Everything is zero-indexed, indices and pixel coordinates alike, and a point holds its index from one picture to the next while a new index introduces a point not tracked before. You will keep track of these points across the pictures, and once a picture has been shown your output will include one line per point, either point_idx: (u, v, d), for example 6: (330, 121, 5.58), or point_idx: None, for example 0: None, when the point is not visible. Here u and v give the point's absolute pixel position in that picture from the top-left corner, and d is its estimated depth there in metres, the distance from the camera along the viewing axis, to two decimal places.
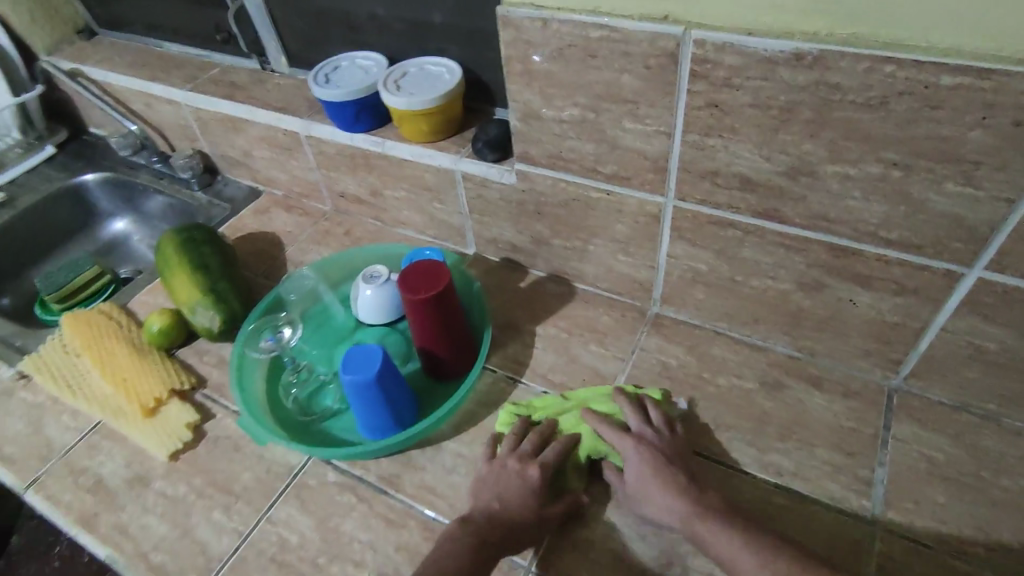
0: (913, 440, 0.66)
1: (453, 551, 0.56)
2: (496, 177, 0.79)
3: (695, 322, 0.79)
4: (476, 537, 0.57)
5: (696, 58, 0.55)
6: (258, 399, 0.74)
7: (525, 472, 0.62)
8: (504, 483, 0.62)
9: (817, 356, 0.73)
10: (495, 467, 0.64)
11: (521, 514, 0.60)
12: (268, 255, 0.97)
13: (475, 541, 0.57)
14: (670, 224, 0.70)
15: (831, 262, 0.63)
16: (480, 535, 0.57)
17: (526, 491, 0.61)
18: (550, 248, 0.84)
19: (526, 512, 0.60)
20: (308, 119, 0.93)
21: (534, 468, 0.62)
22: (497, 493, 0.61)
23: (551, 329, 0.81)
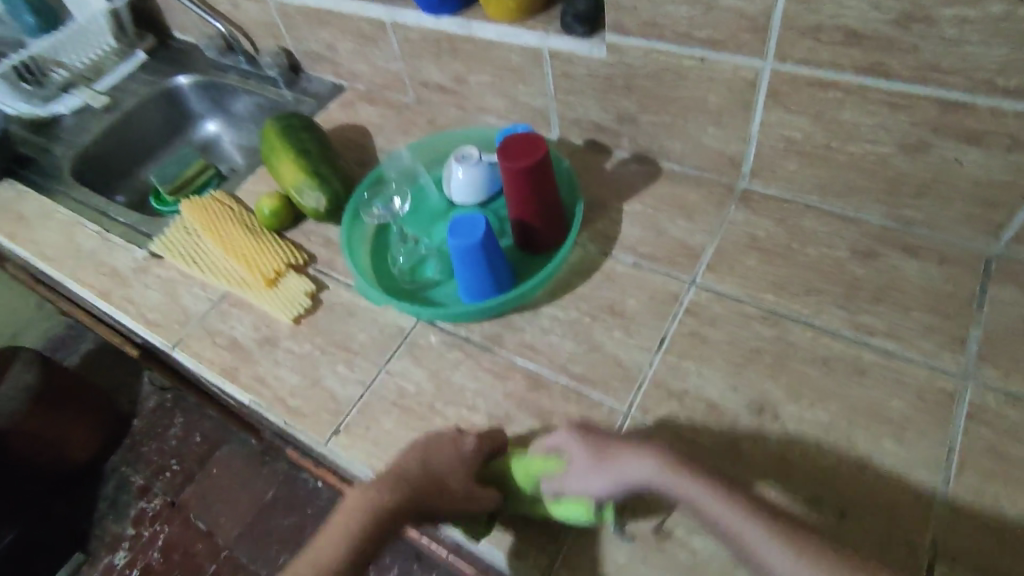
0: (1010, 301, 0.66)
1: (357, 519, 0.59)
2: (586, 52, 0.79)
3: (784, 196, 0.79)
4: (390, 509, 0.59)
5: None
6: (367, 269, 0.81)
7: (458, 442, 0.62)
8: (442, 449, 0.62)
9: (913, 225, 0.73)
10: (436, 436, 0.63)
11: (423, 486, 0.60)
12: (358, 145, 1.01)
13: (391, 510, 0.59)
14: (767, 89, 0.70)
15: (939, 118, 0.62)
16: (398, 505, 0.59)
17: (450, 468, 0.61)
18: (637, 126, 0.84)
19: (439, 479, 0.60)
20: (391, 6, 0.94)
21: (470, 439, 0.62)
22: (426, 462, 0.61)
23: (638, 206, 0.84)
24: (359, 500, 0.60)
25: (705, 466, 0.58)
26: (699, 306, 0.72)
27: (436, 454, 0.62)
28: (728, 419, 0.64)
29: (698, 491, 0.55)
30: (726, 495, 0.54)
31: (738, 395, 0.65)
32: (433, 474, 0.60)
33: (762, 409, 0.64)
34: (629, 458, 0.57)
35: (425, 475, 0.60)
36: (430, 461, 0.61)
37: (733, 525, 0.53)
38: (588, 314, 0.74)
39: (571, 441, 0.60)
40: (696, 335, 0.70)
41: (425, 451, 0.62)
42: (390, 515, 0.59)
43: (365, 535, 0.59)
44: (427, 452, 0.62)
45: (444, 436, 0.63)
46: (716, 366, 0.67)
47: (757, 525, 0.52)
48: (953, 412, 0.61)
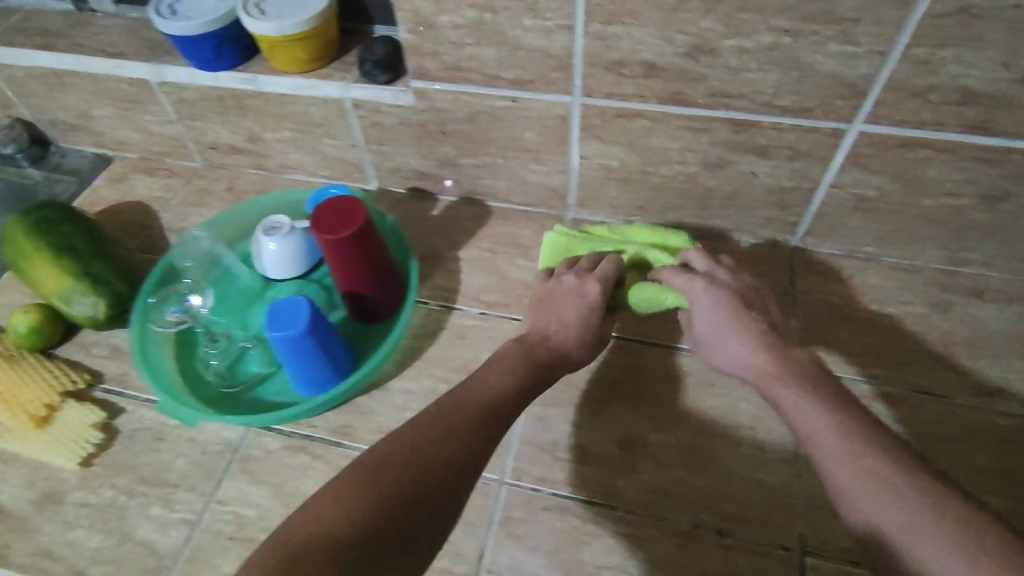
0: (814, 290, 0.74)
1: (489, 373, 0.55)
2: (392, 100, 0.74)
3: (611, 221, 0.81)
4: (523, 359, 0.57)
5: None
6: (172, 380, 0.68)
7: (584, 287, 0.61)
8: (568, 304, 0.60)
9: (724, 233, 0.78)
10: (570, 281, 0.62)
11: (547, 359, 0.58)
12: (141, 226, 0.86)
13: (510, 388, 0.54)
14: (580, 123, 0.70)
15: (733, 138, 0.66)
16: (524, 379, 0.55)
17: (581, 315, 0.60)
18: (458, 169, 0.81)
19: (579, 340, 0.59)
20: (156, 63, 0.80)
21: (593, 287, 0.61)
22: (557, 325, 0.60)
23: (475, 251, 0.80)
24: (505, 350, 0.58)
25: (811, 373, 0.53)
26: None
27: (567, 310, 0.60)
28: (601, 463, 0.62)
29: (783, 386, 0.52)
30: (835, 408, 0.49)
31: (607, 433, 0.64)
32: (564, 337, 0.59)
33: (632, 443, 0.63)
34: (737, 342, 0.57)
35: (547, 341, 0.59)
36: (554, 334, 0.59)
37: (794, 412, 0.50)
38: (444, 380, 0.69)
39: (709, 301, 0.59)
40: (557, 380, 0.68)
41: (543, 309, 0.61)
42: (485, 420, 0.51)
43: (434, 421, 0.49)
44: (553, 310, 0.60)
45: (572, 288, 0.61)
46: (582, 408, 0.66)
47: (811, 403, 0.50)
48: None
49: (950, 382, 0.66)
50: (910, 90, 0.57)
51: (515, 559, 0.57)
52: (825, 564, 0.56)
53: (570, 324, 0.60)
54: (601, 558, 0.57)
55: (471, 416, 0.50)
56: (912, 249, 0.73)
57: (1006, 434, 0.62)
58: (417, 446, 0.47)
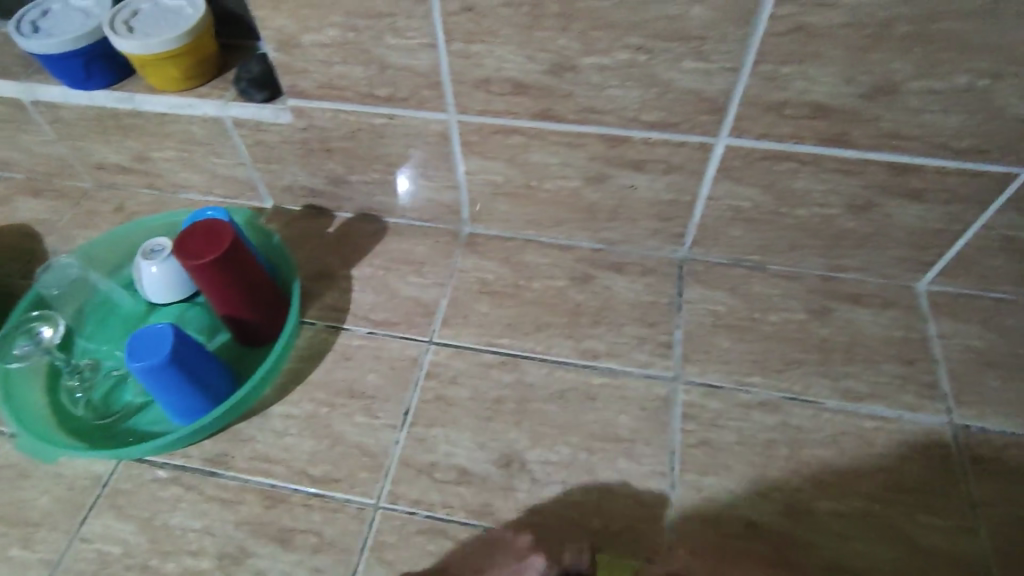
0: (700, 299, 0.75)
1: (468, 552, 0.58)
2: (271, 118, 0.73)
3: (505, 234, 0.81)
4: None
5: None
6: (39, 415, 0.65)
7: (533, 554, 0.56)
8: (506, 570, 0.55)
9: (615, 245, 0.79)
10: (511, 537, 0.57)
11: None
12: (23, 251, 0.83)
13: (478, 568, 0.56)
14: (459, 140, 0.70)
15: (608, 152, 0.67)
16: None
17: (519, 574, 0.54)
18: (350, 186, 0.80)
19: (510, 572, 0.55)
20: (26, 81, 0.77)
21: (539, 562, 0.55)
22: (477, 570, 0.56)
23: (367, 269, 0.79)
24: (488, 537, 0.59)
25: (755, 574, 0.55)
26: (440, 366, 0.70)
27: (498, 574, 0.55)
28: (478, 483, 0.62)
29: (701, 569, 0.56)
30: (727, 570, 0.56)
31: (486, 452, 0.64)
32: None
33: (511, 461, 0.63)
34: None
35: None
36: (492, 566, 0.56)
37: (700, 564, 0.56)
38: (326, 403, 0.68)
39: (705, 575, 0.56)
40: (440, 399, 0.68)
41: (490, 553, 0.57)
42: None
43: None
44: (501, 561, 0.56)
45: (523, 544, 0.57)
46: (463, 428, 0.66)
47: (725, 565, 0.56)
48: (669, 415, 0.66)
49: (823, 388, 0.68)
50: (765, 105, 0.58)
51: None
52: None
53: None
54: None
55: (439, 572, 0.56)
56: (792, 256, 0.75)
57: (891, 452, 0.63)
58: (421, 573, 0.57)
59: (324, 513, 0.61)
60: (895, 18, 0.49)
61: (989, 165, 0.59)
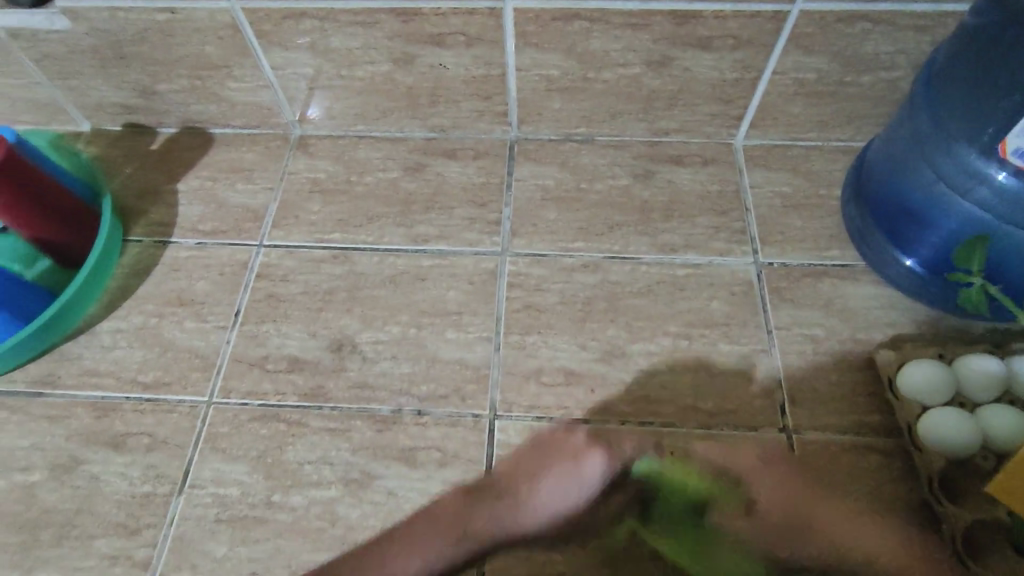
0: (531, 176, 0.76)
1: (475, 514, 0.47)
2: (47, 26, 0.67)
3: (337, 133, 0.79)
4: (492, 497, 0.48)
5: None
6: None
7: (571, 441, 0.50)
8: (558, 470, 0.48)
9: (446, 132, 0.78)
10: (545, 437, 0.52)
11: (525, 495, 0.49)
12: None
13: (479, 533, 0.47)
14: (252, 30, 0.67)
15: (404, 29, 0.66)
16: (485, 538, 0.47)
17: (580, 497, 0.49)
18: (162, 97, 0.76)
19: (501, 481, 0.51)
20: None
21: (597, 462, 0.47)
22: (533, 475, 0.49)
23: (194, 181, 0.77)
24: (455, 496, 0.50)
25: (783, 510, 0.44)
26: (270, 267, 0.70)
27: (556, 479, 0.48)
28: (310, 368, 0.64)
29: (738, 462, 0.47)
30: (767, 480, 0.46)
31: (319, 340, 0.65)
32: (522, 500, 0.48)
33: (342, 346, 0.65)
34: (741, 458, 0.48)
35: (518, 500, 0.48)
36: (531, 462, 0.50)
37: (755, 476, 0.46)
38: (155, 314, 0.67)
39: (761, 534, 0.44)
40: (271, 296, 0.68)
41: (540, 456, 0.50)
42: (467, 537, 0.47)
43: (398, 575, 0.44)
44: (540, 466, 0.49)
45: (544, 443, 0.51)
46: (295, 321, 0.67)
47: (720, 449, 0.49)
48: (495, 285, 0.68)
49: (641, 245, 0.71)
50: None
51: (217, 472, 0.58)
52: (509, 424, 0.61)
53: (552, 511, 0.48)
54: (301, 455, 0.59)
55: (449, 512, 0.48)
56: (615, 125, 0.76)
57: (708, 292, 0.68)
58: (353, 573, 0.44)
59: (157, 415, 0.61)
60: None
61: (759, 5, 0.62)
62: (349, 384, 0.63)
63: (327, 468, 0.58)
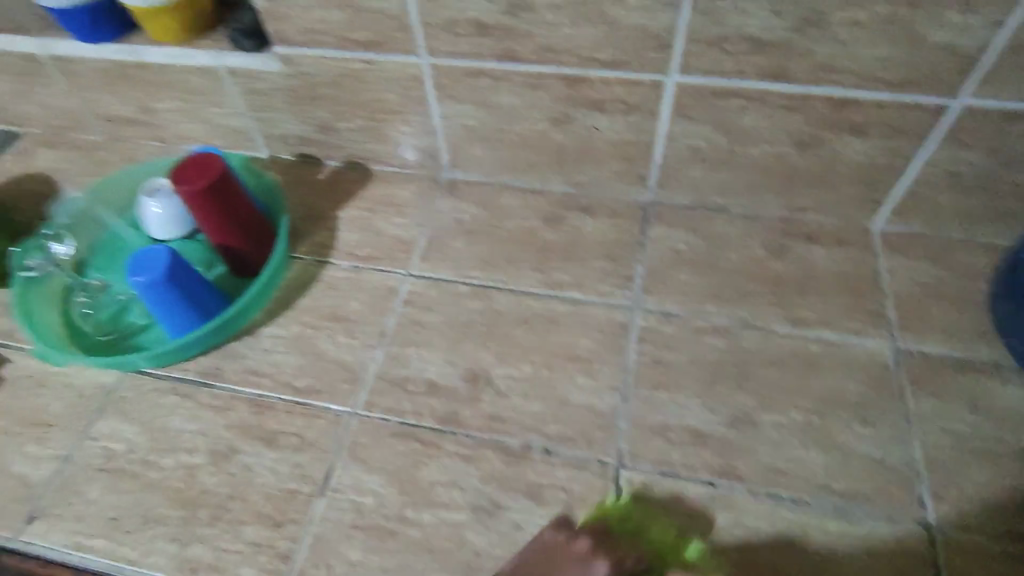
0: (664, 238, 0.79)
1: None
2: (261, 67, 0.78)
3: (483, 180, 0.86)
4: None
5: None
6: (51, 330, 0.72)
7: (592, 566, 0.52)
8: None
9: (586, 189, 0.83)
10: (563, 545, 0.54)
11: None
12: (41, 195, 0.90)
13: None
14: (433, 84, 0.74)
15: (569, 93, 0.71)
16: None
17: None
18: (337, 134, 0.85)
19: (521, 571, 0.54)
20: (43, 37, 0.84)
21: (603, 567, 0.52)
22: None
23: (353, 211, 0.85)
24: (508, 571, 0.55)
25: None
26: (416, 296, 0.75)
27: None
28: (447, 394, 0.67)
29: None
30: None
31: (456, 368, 0.69)
32: None
33: (477, 377, 0.69)
34: None
35: None
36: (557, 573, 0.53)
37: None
38: (310, 325, 0.73)
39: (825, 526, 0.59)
40: (415, 323, 0.73)
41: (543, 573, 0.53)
42: None
43: None
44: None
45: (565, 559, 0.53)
46: (435, 348, 0.71)
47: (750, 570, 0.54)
48: (626, 339, 0.71)
49: (773, 316, 0.72)
50: (707, 41, 0.63)
51: (356, 480, 0.62)
52: (634, 474, 0.62)
53: None
54: (434, 476, 0.62)
55: None
56: (751, 198, 0.79)
57: (842, 372, 0.67)
58: None
59: (306, 418, 0.66)
60: None
61: (920, 96, 0.64)
62: (482, 414, 0.66)
63: (458, 491, 0.61)
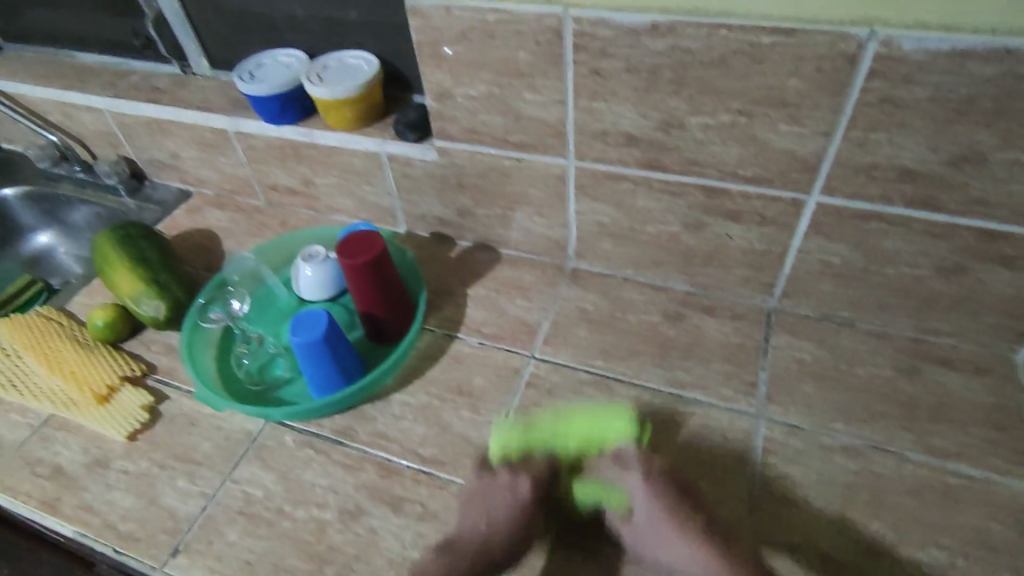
0: (788, 346, 0.79)
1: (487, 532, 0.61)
2: (419, 155, 0.87)
3: (606, 272, 0.90)
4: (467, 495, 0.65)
5: (576, 33, 0.65)
6: (210, 375, 0.79)
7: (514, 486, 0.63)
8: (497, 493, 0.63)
9: (708, 289, 0.85)
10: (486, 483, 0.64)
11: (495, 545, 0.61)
12: (206, 248, 1.01)
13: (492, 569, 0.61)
14: (575, 183, 0.80)
15: (706, 202, 0.75)
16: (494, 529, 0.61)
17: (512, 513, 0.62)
18: (474, 218, 0.92)
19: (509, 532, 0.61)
20: (235, 116, 0.97)
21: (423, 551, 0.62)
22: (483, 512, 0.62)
23: (481, 290, 0.90)
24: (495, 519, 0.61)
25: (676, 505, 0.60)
26: (539, 379, 0.78)
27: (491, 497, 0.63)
28: None
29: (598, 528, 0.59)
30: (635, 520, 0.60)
31: None
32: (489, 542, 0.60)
33: None
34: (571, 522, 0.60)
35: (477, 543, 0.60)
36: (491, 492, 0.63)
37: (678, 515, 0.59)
38: (437, 396, 0.77)
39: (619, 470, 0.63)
40: (537, 405, 0.76)
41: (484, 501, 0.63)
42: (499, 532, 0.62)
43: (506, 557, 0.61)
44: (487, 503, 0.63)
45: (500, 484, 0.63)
46: None
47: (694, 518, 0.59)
48: (750, 446, 0.70)
49: (907, 441, 0.69)
50: (854, 166, 0.65)
51: None
52: None
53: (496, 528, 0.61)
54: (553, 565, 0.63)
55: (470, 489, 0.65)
56: (882, 315, 0.78)
57: (986, 512, 0.64)
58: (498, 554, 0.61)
59: (430, 489, 0.69)
60: (978, 95, 0.57)
61: None
62: None
63: None
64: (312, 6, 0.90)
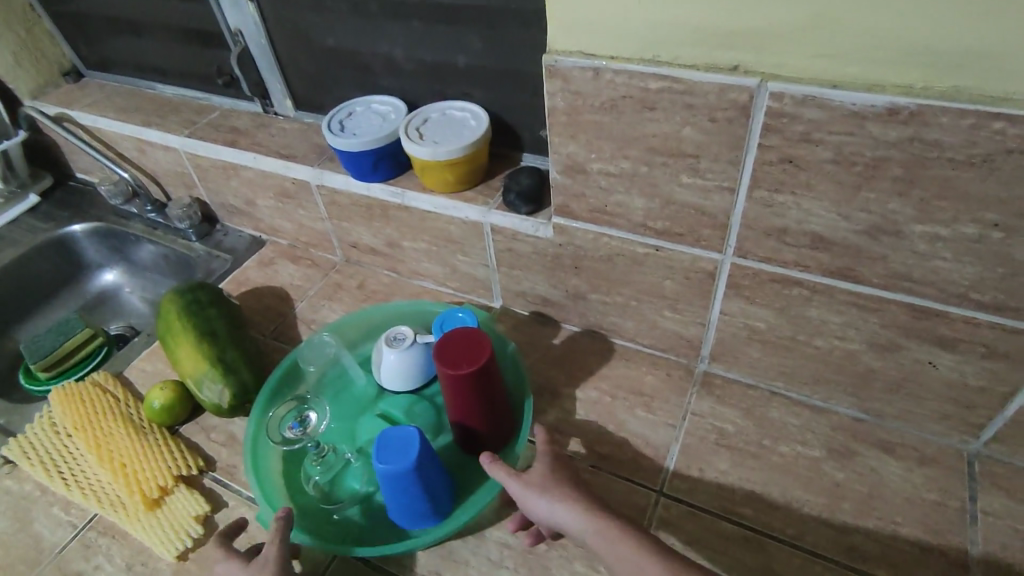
0: (1004, 513, 0.60)
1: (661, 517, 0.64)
2: (530, 231, 0.73)
3: (749, 381, 0.73)
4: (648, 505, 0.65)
5: (771, 111, 0.49)
6: (276, 487, 0.67)
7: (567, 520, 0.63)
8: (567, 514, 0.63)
9: (884, 419, 0.67)
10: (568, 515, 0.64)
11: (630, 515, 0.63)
12: (277, 311, 0.90)
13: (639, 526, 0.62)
14: (727, 281, 0.64)
15: (910, 323, 0.57)
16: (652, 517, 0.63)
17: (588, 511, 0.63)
18: (587, 303, 0.77)
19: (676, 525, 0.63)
20: (319, 167, 0.86)
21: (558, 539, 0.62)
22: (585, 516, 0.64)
23: (592, 392, 0.75)
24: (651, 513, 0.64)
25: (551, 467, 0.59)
26: (670, 526, 0.63)
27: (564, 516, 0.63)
28: None
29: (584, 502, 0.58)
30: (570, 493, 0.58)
31: None
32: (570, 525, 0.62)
33: None
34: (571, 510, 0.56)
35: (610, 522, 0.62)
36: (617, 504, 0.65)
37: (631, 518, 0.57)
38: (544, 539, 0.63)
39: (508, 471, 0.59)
40: None
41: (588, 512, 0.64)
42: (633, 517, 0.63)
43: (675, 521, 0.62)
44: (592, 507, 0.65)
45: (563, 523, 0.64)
46: None
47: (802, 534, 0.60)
48: None
49: None
50: None
51: None
52: None
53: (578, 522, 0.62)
54: None
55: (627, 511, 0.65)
56: None
57: None
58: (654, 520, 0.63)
59: None
60: None
61: None
62: None
63: None
64: (414, 49, 0.78)
